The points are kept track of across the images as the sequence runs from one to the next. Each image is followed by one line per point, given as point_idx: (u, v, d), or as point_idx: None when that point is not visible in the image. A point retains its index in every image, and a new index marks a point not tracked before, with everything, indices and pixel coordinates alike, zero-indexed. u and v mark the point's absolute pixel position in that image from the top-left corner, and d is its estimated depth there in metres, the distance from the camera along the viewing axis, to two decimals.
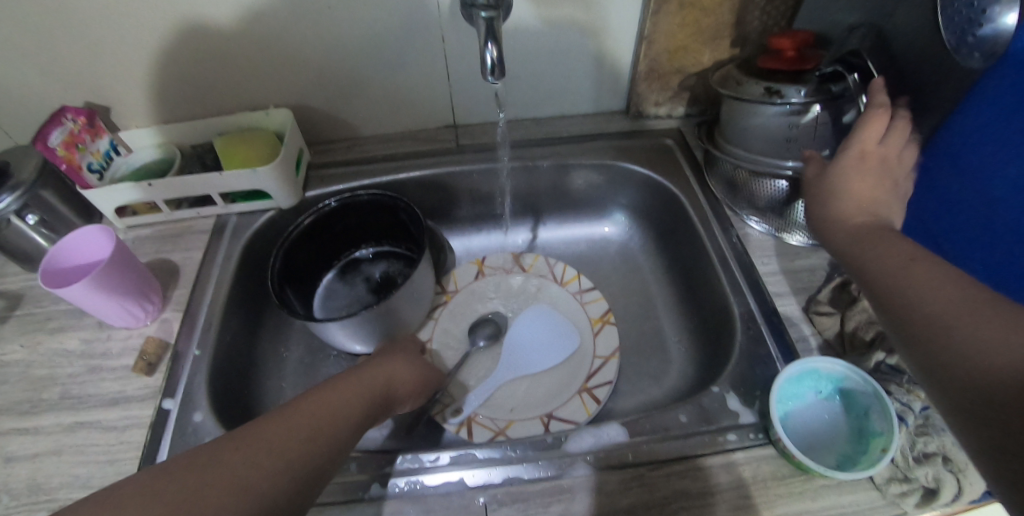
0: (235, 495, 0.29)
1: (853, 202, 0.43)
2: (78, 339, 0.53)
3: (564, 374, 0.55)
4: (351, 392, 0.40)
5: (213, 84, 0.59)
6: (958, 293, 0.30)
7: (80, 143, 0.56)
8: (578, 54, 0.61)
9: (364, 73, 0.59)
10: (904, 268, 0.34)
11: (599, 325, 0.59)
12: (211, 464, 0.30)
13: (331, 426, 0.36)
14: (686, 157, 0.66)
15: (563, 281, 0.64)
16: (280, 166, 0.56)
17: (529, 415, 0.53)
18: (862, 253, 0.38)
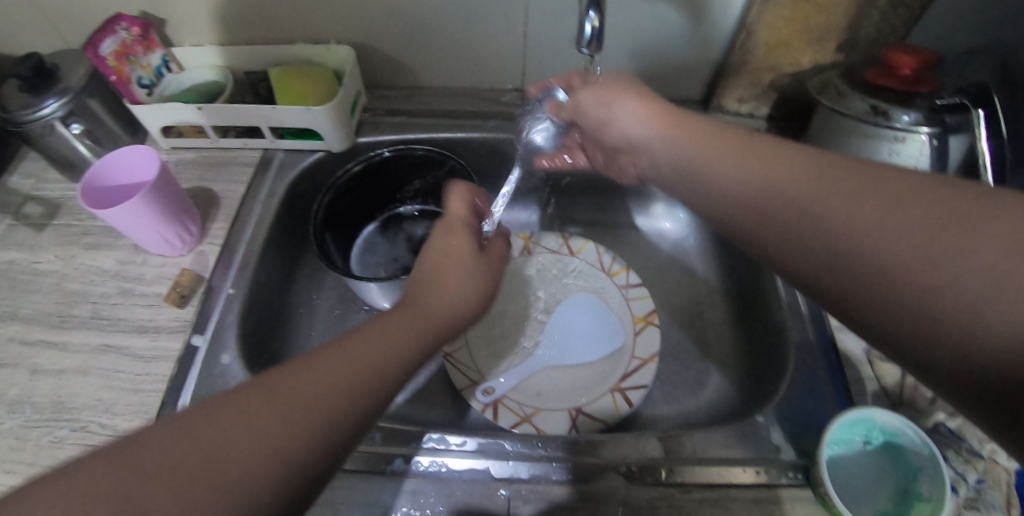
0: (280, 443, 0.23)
1: (652, 131, 0.40)
2: (112, 258, 0.52)
3: (600, 367, 0.53)
4: (415, 322, 0.33)
5: (274, 9, 0.55)
6: (848, 183, 0.27)
7: (132, 54, 0.54)
8: (668, 31, 0.56)
9: (435, 19, 0.55)
10: (765, 174, 0.31)
11: (641, 325, 0.55)
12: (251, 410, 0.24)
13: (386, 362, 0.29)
14: None
15: (610, 271, 0.60)
16: (336, 108, 0.53)
17: (557, 406, 0.51)
18: (687, 163, 0.37)
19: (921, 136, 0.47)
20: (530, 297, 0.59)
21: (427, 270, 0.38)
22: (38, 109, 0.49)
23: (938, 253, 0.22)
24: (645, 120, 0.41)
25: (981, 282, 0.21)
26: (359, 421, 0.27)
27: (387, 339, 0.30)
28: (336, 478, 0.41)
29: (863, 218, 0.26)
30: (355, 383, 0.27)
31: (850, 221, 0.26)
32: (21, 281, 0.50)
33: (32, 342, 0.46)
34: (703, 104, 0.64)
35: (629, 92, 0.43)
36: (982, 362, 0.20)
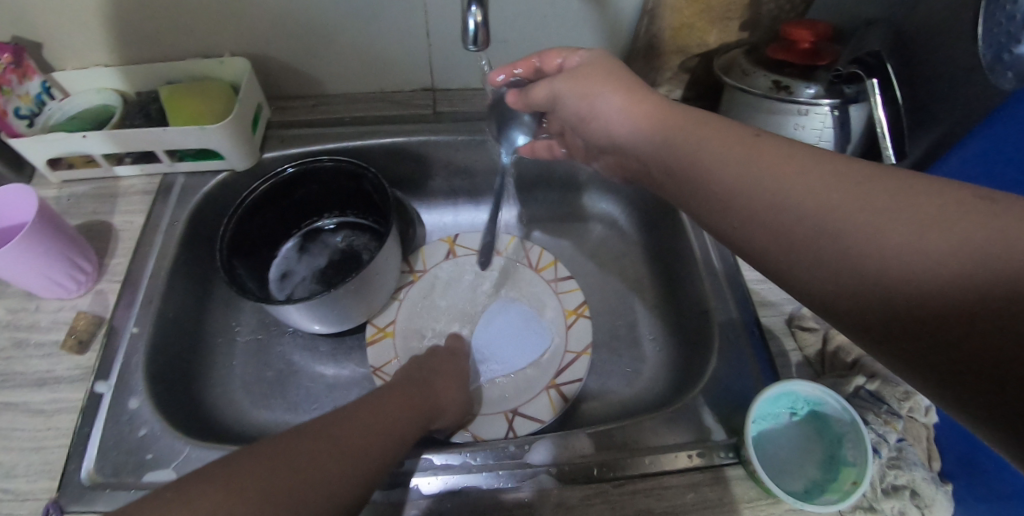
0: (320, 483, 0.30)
1: (633, 122, 0.37)
2: (2, 307, 0.48)
3: (534, 366, 0.53)
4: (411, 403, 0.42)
5: (157, 24, 0.52)
6: (823, 169, 0.26)
7: (5, 84, 0.49)
8: (573, 20, 0.55)
9: (332, 23, 0.52)
10: (746, 160, 0.29)
11: (572, 318, 0.55)
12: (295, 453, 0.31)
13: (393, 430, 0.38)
14: None
15: (538, 267, 0.60)
16: (232, 125, 0.50)
17: (492, 411, 0.50)
18: (676, 156, 0.33)
19: (823, 109, 0.48)
20: (459, 301, 0.58)
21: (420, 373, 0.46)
22: None
23: (905, 236, 0.22)
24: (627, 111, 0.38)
25: (950, 266, 0.20)
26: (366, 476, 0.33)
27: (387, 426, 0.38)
28: None
29: (841, 202, 0.24)
30: (356, 451, 0.33)
31: (854, 222, 0.23)
32: None
33: None
34: None
35: (608, 81, 0.40)
36: (951, 345, 0.20)
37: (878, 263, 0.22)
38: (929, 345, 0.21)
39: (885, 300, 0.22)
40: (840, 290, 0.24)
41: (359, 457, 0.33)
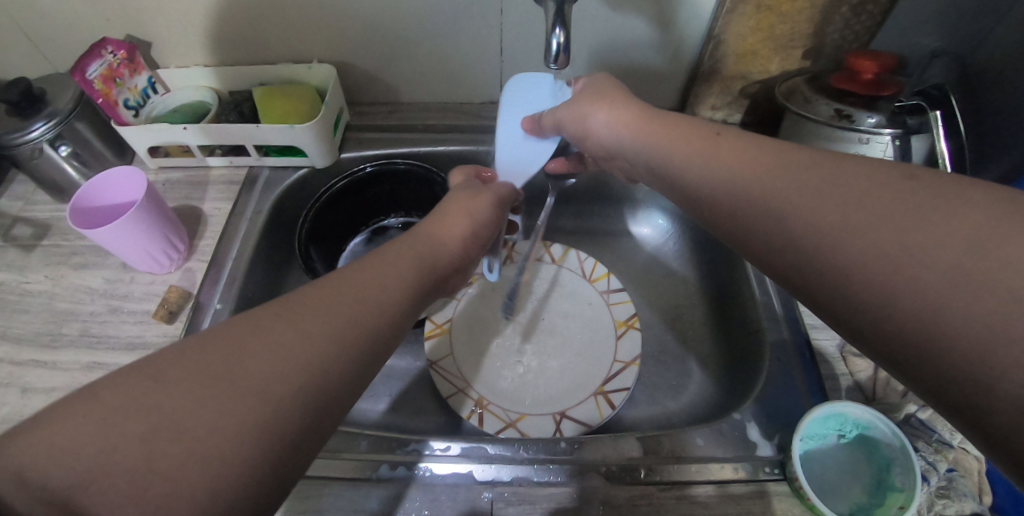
0: (283, 370, 0.25)
1: (620, 131, 0.40)
2: (101, 277, 0.53)
3: (583, 372, 0.55)
4: (410, 265, 0.36)
5: (259, 32, 0.57)
6: (779, 158, 0.28)
7: (118, 77, 0.55)
8: (640, 43, 0.58)
9: (415, 37, 0.56)
10: (713, 157, 0.31)
11: (622, 329, 0.57)
12: (251, 340, 0.25)
13: (379, 298, 0.31)
14: None
15: (590, 277, 0.62)
16: (318, 125, 0.54)
17: (541, 411, 0.52)
18: (660, 157, 0.36)
19: (884, 138, 0.49)
20: (513, 303, 0.60)
21: (416, 233, 0.40)
22: (26, 132, 0.50)
23: (836, 216, 0.23)
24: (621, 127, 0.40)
25: (872, 241, 0.21)
26: (340, 366, 0.27)
27: (371, 298, 0.31)
28: (320, 487, 0.42)
29: (802, 204, 0.25)
30: (332, 330, 0.28)
31: (820, 220, 0.24)
32: (11, 301, 0.51)
33: (19, 361, 0.47)
34: (676, 111, 0.66)
35: (599, 98, 0.43)
36: (925, 347, 0.19)
37: (812, 242, 0.24)
38: (907, 347, 0.20)
39: (856, 302, 0.22)
40: (818, 288, 0.24)
41: (335, 337, 0.27)
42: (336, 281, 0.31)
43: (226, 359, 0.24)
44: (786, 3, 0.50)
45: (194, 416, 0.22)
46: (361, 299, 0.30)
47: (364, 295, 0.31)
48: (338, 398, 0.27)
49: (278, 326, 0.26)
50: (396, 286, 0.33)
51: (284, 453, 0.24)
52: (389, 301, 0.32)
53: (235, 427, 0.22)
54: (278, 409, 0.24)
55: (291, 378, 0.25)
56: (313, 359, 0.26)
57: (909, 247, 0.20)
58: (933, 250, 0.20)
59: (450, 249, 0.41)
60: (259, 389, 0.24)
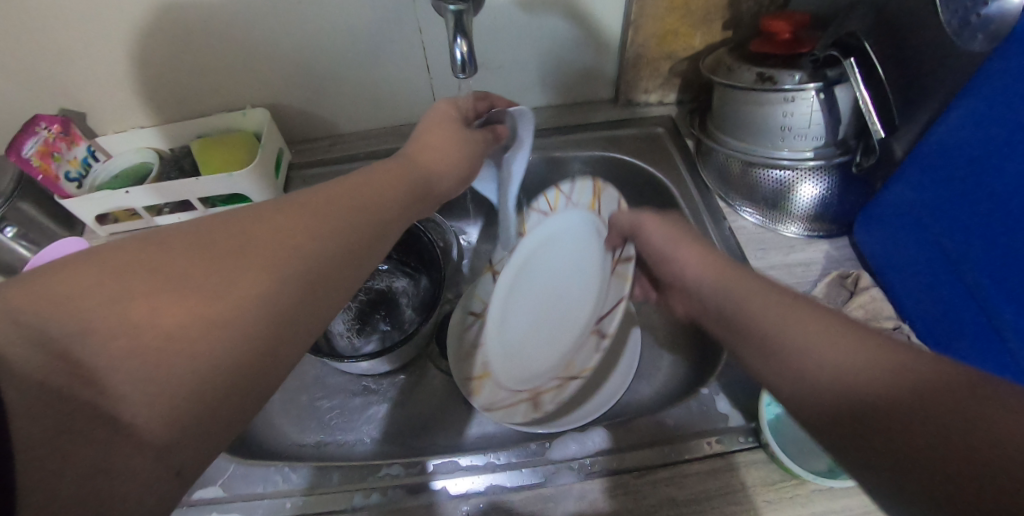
0: (288, 253, 0.28)
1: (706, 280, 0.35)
2: None
3: (609, 303, 0.53)
4: (394, 170, 0.39)
5: (188, 90, 0.57)
6: (854, 340, 0.24)
7: (55, 151, 0.54)
8: (563, 40, 0.58)
9: (341, 70, 0.57)
10: (782, 328, 0.27)
11: (594, 207, 0.57)
12: (266, 220, 0.29)
13: (377, 198, 0.35)
14: (676, 147, 0.65)
15: (552, 208, 0.60)
16: (256, 169, 0.53)
17: (584, 337, 0.54)
18: (734, 300, 0.32)
19: (809, 94, 0.49)
20: (528, 289, 0.60)
21: (408, 152, 0.42)
22: None
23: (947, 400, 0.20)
24: (706, 266, 0.36)
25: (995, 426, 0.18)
26: (331, 255, 0.30)
27: (369, 202, 0.34)
28: None
29: (887, 380, 0.22)
30: (335, 227, 0.31)
31: (920, 401, 0.20)
32: None
33: None
34: (614, 101, 0.66)
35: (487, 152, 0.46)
36: None
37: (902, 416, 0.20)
38: None
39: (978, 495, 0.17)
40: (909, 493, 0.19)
41: (344, 233, 0.31)
42: (343, 186, 0.34)
43: (232, 244, 0.27)
44: None
45: (182, 301, 0.24)
46: (363, 209, 0.33)
47: (363, 199, 0.34)
48: (336, 276, 0.30)
49: (284, 215, 0.30)
50: (397, 184, 0.38)
51: (266, 346, 0.26)
52: (390, 213, 0.35)
53: (216, 325, 0.24)
54: (273, 283, 0.27)
55: (281, 276, 0.27)
56: (316, 259, 0.29)
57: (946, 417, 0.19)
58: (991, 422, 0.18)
59: (445, 175, 0.43)
60: (255, 276, 0.26)
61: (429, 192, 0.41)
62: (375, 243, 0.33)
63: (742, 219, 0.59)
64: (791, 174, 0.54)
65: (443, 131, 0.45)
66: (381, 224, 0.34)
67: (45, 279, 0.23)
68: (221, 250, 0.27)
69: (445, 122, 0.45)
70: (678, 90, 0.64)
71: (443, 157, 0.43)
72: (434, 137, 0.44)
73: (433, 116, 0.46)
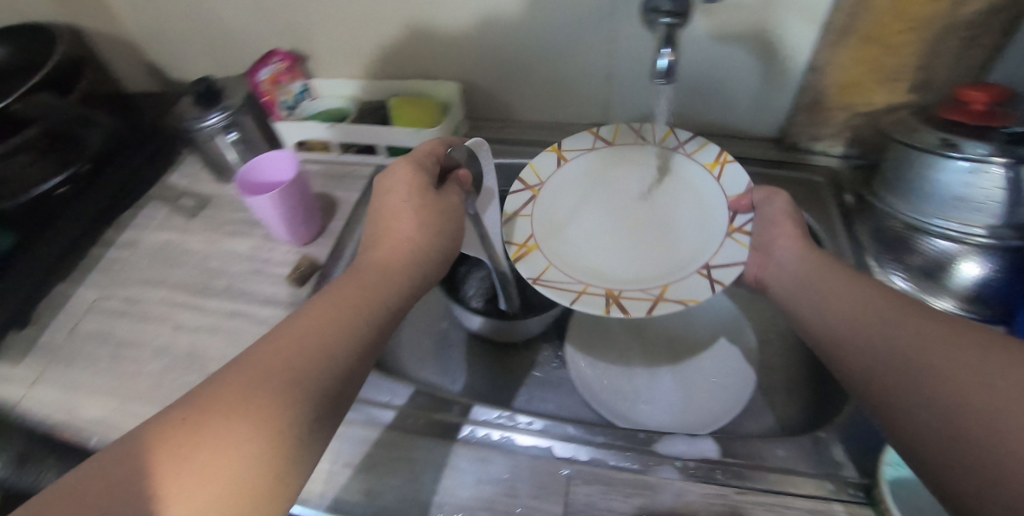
0: (296, 369, 0.32)
1: (799, 260, 0.46)
2: (248, 243, 0.63)
3: (683, 227, 0.53)
4: (369, 273, 0.41)
5: (394, 53, 0.65)
6: (912, 313, 0.35)
7: (280, 82, 0.65)
8: (742, 72, 0.61)
9: (531, 63, 0.62)
10: (850, 300, 0.40)
11: (718, 167, 0.54)
12: (259, 358, 0.32)
13: (375, 294, 0.39)
14: (835, 200, 0.64)
15: (658, 141, 0.58)
16: (443, 131, 0.60)
17: (685, 276, 0.47)
18: (819, 281, 0.43)
19: (993, 168, 0.47)
20: (602, 194, 0.57)
21: (371, 257, 0.43)
22: (207, 120, 0.60)
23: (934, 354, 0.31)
24: (802, 255, 0.46)
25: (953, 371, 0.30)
26: (345, 349, 0.35)
27: (361, 298, 0.38)
28: (411, 439, 0.47)
29: (908, 335, 0.34)
30: (335, 329, 0.35)
31: (924, 356, 0.32)
32: (179, 254, 0.64)
33: (181, 304, 0.59)
34: (777, 142, 0.68)
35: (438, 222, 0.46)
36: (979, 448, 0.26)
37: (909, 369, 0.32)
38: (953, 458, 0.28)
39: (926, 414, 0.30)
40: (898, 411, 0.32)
41: (348, 328, 0.36)
42: (332, 297, 0.38)
43: (227, 391, 0.30)
44: (893, 35, 0.51)
45: (212, 439, 0.28)
46: (362, 306, 0.38)
47: (350, 304, 0.37)
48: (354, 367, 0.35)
49: (277, 343, 0.33)
50: (396, 276, 0.41)
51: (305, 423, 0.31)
52: (388, 297, 0.40)
53: (246, 430, 0.29)
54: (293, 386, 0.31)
55: (299, 383, 0.32)
56: (328, 357, 0.34)
57: (926, 366, 0.31)
58: (945, 371, 0.30)
59: (424, 253, 0.44)
60: (254, 397, 0.30)
61: (399, 276, 0.41)
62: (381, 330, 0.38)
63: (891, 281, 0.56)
64: (958, 246, 0.53)
65: (406, 220, 0.44)
66: (381, 316, 0.38)
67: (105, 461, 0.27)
68: (220, 394, 0.30)
69: (408, 208, 0.45)
70: (847, 145, 0.64)
71: (404, 244, 0.43)
72: (397, 224, 0.44)
73: (393, 202, 0.45)
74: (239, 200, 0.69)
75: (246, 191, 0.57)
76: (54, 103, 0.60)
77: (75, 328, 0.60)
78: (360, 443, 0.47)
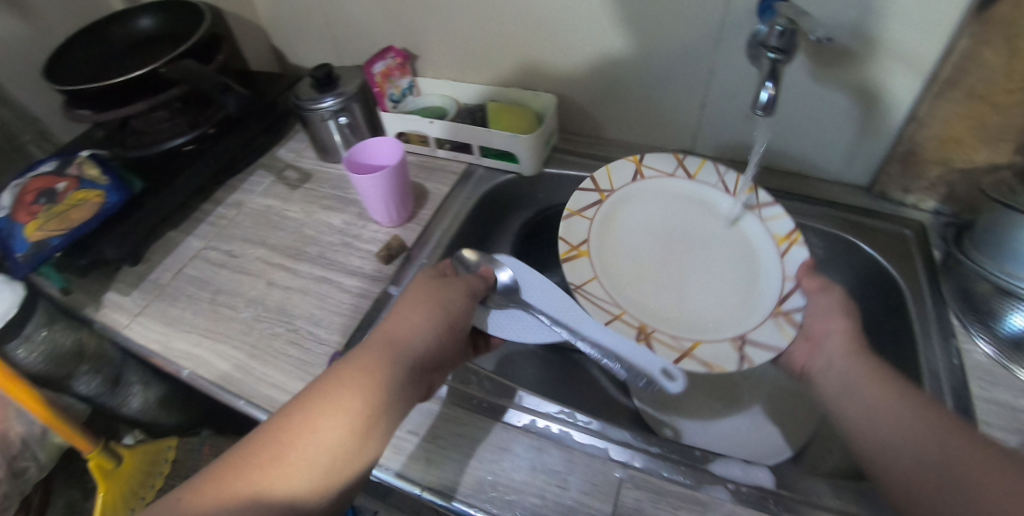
0: (328, 443, 0.35)
1: (842, 360, 0.46)
2: (340, 219, 0.69)
3: (715, 280, 0.56)
4: (384, 351, 0.41)
5: (498, 62, 0.70)
6: (954, 445, 0.35)
7: (391, 76, 0.71)
8: (836, 116, 0.62)
9: (628, 85, 0.65)
10: (897, 416, 0.39)
11: (785, 244, 0.56)
12: (291, 430, 0.35)
13: (388, 368, 0.40)
14: (922, 253, 0.62)
15: (735, 192, 0.61)
16: (536, 139, 0.63)
17: (721, 337, 0.51)
18: (860, 386, 0.43)
19: None
20: (652, 215, 0.62)
21: (382, 327, 0.44)
22: (322, 103, 0.66)
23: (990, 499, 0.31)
24: (848, 353, 0.46)
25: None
26: (367, 425, 0.37)
27: (379, 371, 0.39)
28: (472, 418, 0.50)
29: (961, 472, 0.33)
30: (359, 403, 0.37)
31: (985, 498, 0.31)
32: (279, 219, 0.70)
33: (276, 265, 0.65)
34: (866, 190, 0.68)
35: (431, 300, 0.46)
36: None
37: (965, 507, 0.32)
38: None
39: None
40: None
41: (370, 396, 0.38)
42: (350, 371, 0.39)
43: (256, 459, 0.34)
44: (1002, 95, 0.51)
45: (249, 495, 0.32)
46: (378, 378, 0.39)
47: (370, 377, 0.39)
48: (368, 444, 0.37)
49: (304, 417, 0.36)
50: (406, 351, 0.42)
51: (329, 484, 0.35)
52: (401, 373, 0.40)
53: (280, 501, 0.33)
54: (321, 462, 0.35)
55: (326, 453, 0.35)
56: (353, 435, 0.36)
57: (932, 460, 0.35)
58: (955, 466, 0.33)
59: (429, 334, 0.44)
60: (291, 463, 0.34)
61: (410, 353, 0.42)
62: (399, 405, 0.40)
63: (974, 346, 0.53)
64: None
65: (421, 305, 0.45)
66: (397, 391, 0.39)
67: (199, 484, 0.33)
68: (248, 463, 0.34)
69: (426, 296, 0.47)
70: (941, 201, 0.63)
71: (413, 321, 0.44)
72: (409, 303, 0.46)
73: (416, 288, 0.48)
74: (335, 179, 0.75)
75: (353, 168, 0.63)
76: (194, 69, 0.64)
77: (180, 271, 0.66)
78: (426, 415, 0.50)
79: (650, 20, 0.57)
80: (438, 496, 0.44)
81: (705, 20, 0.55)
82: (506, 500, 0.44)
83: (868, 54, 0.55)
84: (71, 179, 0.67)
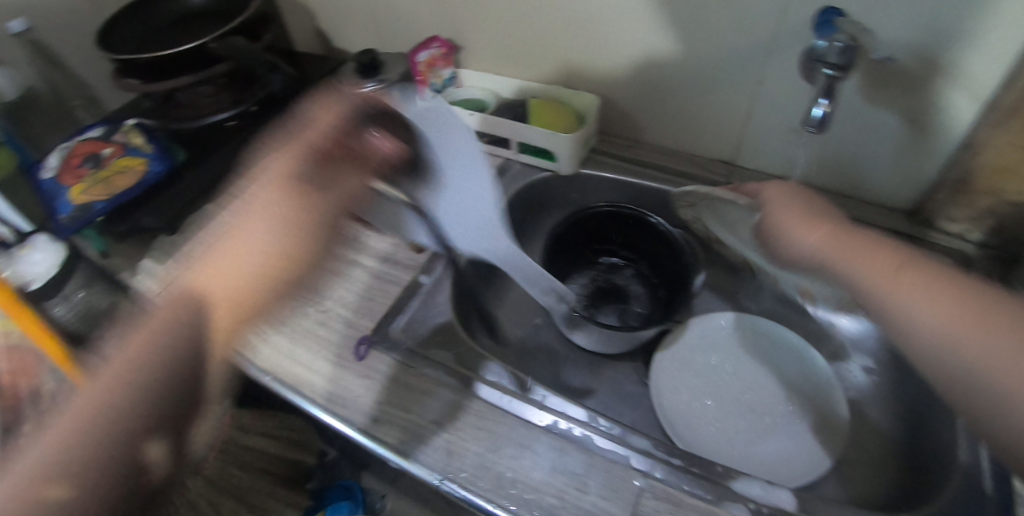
0: (153, 378, 0.45)
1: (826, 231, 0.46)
2: None
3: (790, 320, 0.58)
4: (226, 286, 0.51)
5: (541, 60, 0.70)
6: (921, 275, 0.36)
7: (434, 66, 0.72)
8: (885, 137, 0.60)
9: (672, 90, 0.64)
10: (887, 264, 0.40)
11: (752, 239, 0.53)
12: (126, 372, 0.44)
13: (207, 297, 0.49)
14: None
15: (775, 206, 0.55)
16: (577, 139, 0.63)
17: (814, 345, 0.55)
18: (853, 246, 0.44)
19: None
20: None
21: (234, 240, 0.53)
22: (364, 88, 0.67)
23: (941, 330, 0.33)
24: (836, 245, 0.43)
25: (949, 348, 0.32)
26: (173, 395, 0.46)
27: (183, 323, 0.47)
28: (494, 413, 0.50)
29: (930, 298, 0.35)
30: (165, 354, 0.45)
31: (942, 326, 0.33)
32: None
33: None
34: (910, 215, 0.66)
35: (275, 223, 0.54)
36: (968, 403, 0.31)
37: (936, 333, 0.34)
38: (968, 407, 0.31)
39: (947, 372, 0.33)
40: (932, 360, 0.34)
41: (176, 356, 0.46)
42: (163, 309, 0.47)
43: (96, 402, 0.43)
44: None
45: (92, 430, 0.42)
46: (187, 318, 0.47)
47: (178, 324, 0.47)
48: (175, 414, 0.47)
49: (127, 361, 0.44)
50: (226, 296, 0.50)
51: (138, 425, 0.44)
52: (234, 299, 0.51)
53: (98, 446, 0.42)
54: (127, 417, 0.44)
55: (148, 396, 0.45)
56: (169, 384, 0.46)
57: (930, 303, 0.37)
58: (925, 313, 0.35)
59: (268, 261, 0.53)
60: (114, 403, 0.43)
61: (248, 288, 0.52)
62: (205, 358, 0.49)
63: None
64: None
65: (253, 236, 0.53)
66: (216, 322, 0.49)
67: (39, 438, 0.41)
68: (94, 416, 0.43)
69: (275, 212, 0.53)
70: (989, 233, 0.61)
71: (259, 240, 0.53)
72: (250, 229, 0.53)
73: (256, 213, 0.53)
74: None
75: None
76: (242, 46, 0.65)
77: (215, 243, 0.68)
78: (449, 405, 0.51)
79: (700, 27, 0.56)
80: (457, 488, 0.45)
81: (759, 31, 0.54)
82: (524, 498, 0.44)
83: (926, 76, 0.54)
84: (116, 146, 0.69)
